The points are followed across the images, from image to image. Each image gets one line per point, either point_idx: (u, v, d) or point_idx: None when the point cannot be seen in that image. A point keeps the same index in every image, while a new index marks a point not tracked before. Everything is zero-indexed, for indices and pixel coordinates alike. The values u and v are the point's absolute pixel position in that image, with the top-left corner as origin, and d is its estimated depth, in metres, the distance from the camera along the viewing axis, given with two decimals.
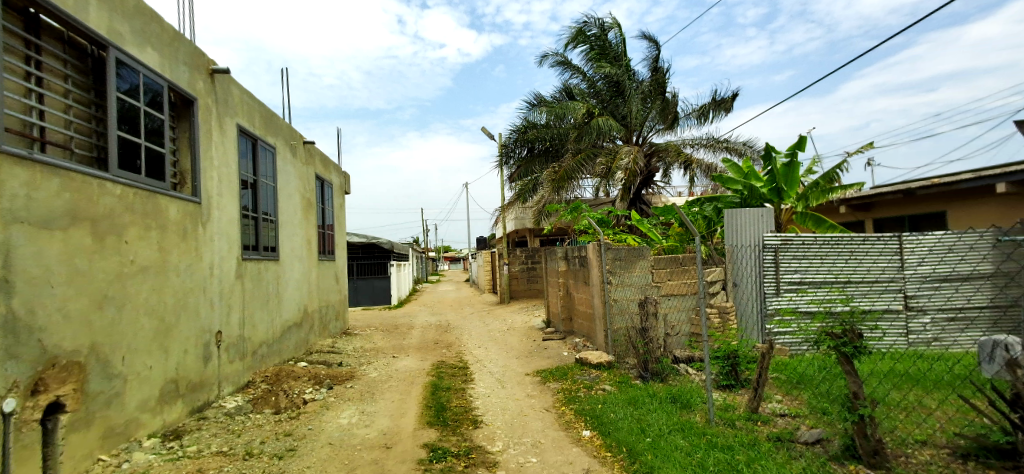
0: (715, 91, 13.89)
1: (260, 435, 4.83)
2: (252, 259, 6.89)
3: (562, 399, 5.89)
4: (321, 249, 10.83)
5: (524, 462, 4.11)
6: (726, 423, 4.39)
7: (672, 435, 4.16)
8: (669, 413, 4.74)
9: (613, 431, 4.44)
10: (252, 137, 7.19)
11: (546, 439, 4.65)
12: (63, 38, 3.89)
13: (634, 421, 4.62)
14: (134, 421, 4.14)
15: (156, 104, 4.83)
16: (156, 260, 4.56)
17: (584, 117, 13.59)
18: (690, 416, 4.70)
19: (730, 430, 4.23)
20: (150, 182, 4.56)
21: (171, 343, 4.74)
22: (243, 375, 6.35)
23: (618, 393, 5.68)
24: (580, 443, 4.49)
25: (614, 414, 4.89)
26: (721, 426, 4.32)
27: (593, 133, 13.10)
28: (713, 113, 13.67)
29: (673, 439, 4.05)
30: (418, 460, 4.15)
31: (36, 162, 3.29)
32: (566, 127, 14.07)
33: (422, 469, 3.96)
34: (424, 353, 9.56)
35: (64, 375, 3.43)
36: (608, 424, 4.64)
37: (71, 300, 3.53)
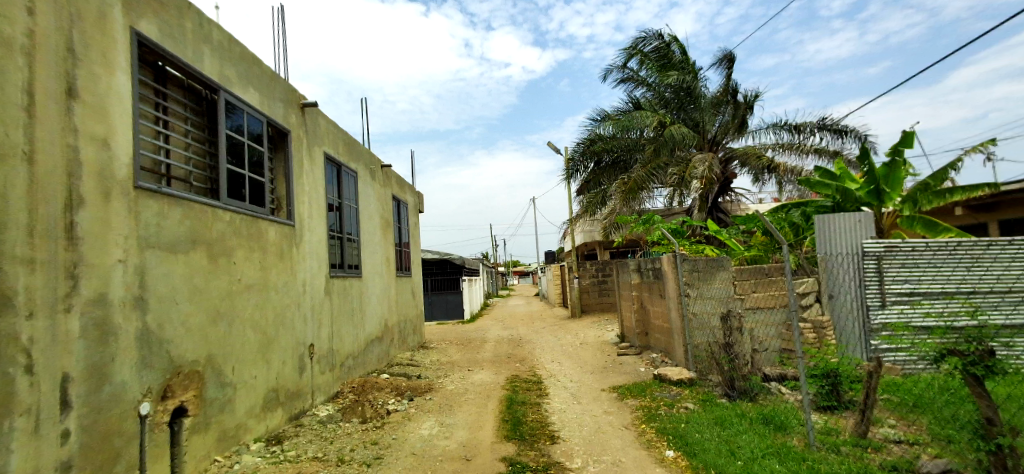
0: (830, 125, 12.84)
1: (350, 443, 5.12)
2: (338, 276, 7.35)
3: (642, 417, 5.79)
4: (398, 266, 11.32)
5: None
6: (831, 449, 4.15)
7: (767, 460, 3.99)
8: (763, 435, 4.54)
9: (700, 453, 4.32)
10: (337, 164, 7.74)
11: (627, 458, 4.60)
12: (183, 85, 4.41)
13: (722, 442, 4.48)
14: (242, 426, 4.54)
15: (259, 139, 5.35)
16: (259, 279, 5.01)
17: (658, 128, 13.50)
18: (787, 439, 4.49)
19: (835, 457, 4.00)
20: (253, 209, 5.05)
21: (272, 354, 5.17)
22: (332, 385, 6.77)
23: (702, 412, 5.51)
24: (664, 464, 4.40)
25: (700, 434, 4.76)
26: (824, 452, 4.09)
27: (668, 143, 13.02)
28: (811, 129, 12.93)
29: (769, 464, 3.89)
30: None
31: (165, 195, 3.75)
32: (643, 140, 13.93)
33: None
34: (499, 366, 9.75)
35: (187, 382, 3.84)
36: (694, 445, 4.51)
37: (192, 316, 3.96)
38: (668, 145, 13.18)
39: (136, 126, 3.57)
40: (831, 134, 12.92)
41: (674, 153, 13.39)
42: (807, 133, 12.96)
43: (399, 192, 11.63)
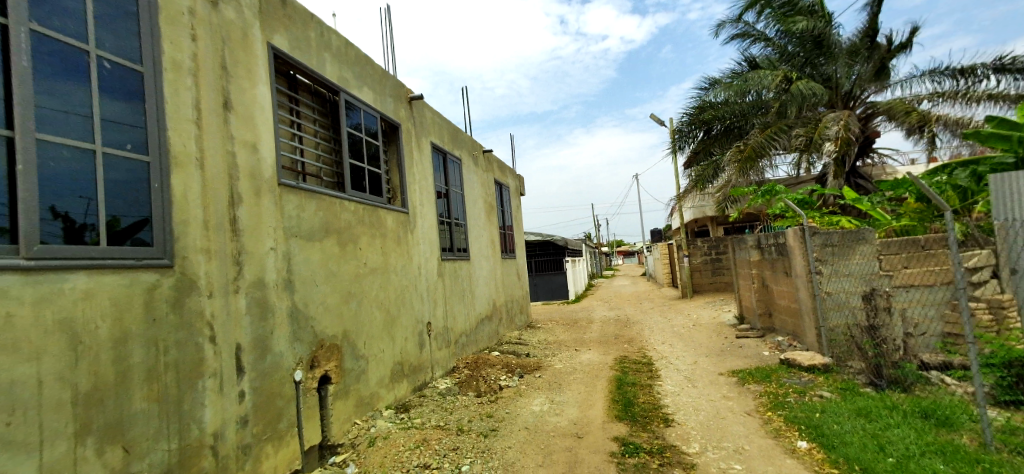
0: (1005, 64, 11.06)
1: (468, 414, 5.49)
2: (449, 259, 7.79)
3: (768, 404, 5.53)
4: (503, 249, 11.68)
5: (727, 468, 4.03)
6: (1014, 450, 3.74)
7: (926, 459, 3.65)
8: (922, 431, 4.16)
9: (841, 447, 4.05)
10: (443, 153, 8.15)
11: (752, 446, 4.45)
12: (310, 90, 4.91)
13: (868, 436, 4.17)
14: (375, 394, 5.05)
15: (374, 134, 5.80)
16: (381, 263, 5.48)
17: (783, 83, 12.49)
18: (954, 437, 4.08)
19: (1018, 460, 3.59)
20: (373, 198, 5.52)
21: (396, 331, 5.66)
22: (449, 360, 7.25)
23: (841, 402, 5.16)
24: (796, 455, 4.18)
25: (839, 426, 4.47)
26: (1003, 454, 3.69)
27: (795, 99, 11.89)
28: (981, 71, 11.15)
29: (930, 463, 3.57)
30: (610, 453, 4.37)
31: (302, 190, 4.23)
32: (767, 99, 13.07)
33: (615, 462, 4.19)
34: (607, 347, 9.77)
35: (329, 354, 4.36)
36: (833, 438, 4.25)
37: (329, 296, 4.46)
38: (797, 100, 12.00)
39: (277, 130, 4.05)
40: (1012, 74, 11.10)
41: (801, 116, 12.56)
42: (975, 77, 11.26)
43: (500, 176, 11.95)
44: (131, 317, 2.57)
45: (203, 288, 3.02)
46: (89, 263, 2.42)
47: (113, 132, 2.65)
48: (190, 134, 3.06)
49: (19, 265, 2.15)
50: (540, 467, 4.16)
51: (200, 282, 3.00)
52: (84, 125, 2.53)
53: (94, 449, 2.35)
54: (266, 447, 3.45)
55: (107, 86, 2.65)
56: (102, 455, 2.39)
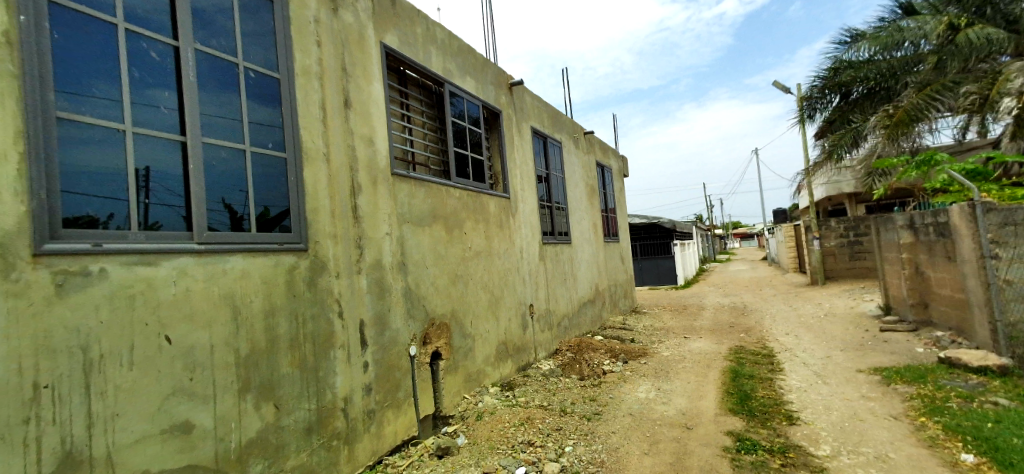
0: None
1: (571, 396, 5.61)
2: (550, 243, 7.90)
3: (920, 408, 4.96)
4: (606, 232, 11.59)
5: None
6: None
7: None
8: None
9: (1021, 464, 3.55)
10: (544, 136, 8.23)
11: (897, 453, 4.05)
12: (418, 83, 5.21)
13: None
14: (481, 371, 5.32)
15: (477, 121, 6.03)
16: (484, 246, 5.72)
17: (945, 36, 11.01)
18: None
19: None
20: (476, 185, 5.75)
21: (500, 311, 5.89)
22: (552, 342, 7.41)
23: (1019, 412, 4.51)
24: (955, 469, 3.74)
25: (1016, 440, 3.91)
26: None
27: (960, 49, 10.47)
28: None
29: None
30: (724, 447, 4.25)
31: (412, 178, 4.53)
32: (920, 54, 11.65)
33: (728, 457, 4.06)
34: (720, 336, 9.37)
35: (439, 331, 4.67)
36: (1006, 452, 3.73)
37: (438, 277, 4.75)
38: (960, 51, 10.67)
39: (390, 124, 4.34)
40: None
41: (974, 70, 10.89)
42: None
43: (602, 158, 11.82)
44: (277, 293, 2.96)
45: (332, 269, 3.38)
46: (245, 247, 2.81)
47: (259, 133, 3.04)
48: (317, 131, 3.42)
49: (193, 248, 2.56)
50: (646, 455, 4.17)
51: (329, 264, 3.36)
52: (236, 127, 2.92)
53: (252, 404, 2.77)
54: (387, 413, 3.80)
55: (252, 92, 3.03)
56: (258, 410, 2.80)
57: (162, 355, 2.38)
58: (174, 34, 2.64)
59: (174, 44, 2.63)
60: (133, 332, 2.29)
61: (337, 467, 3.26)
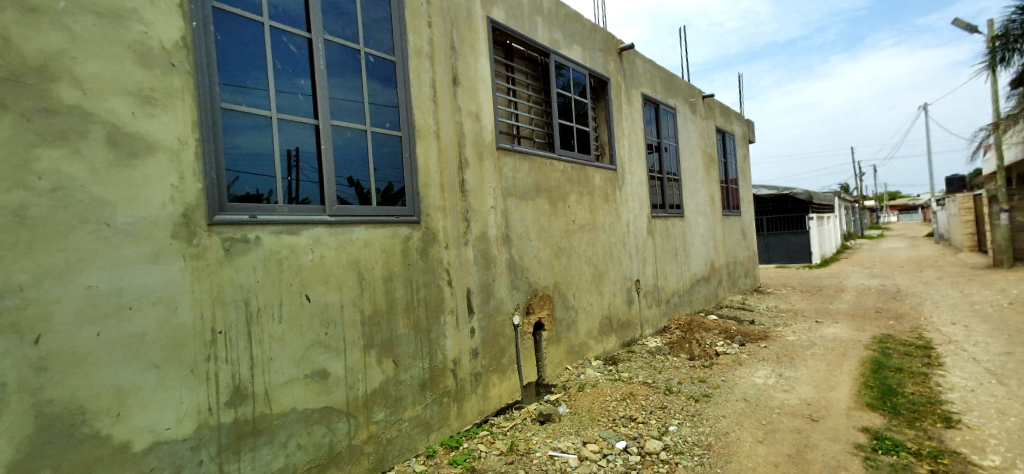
0: None
1: (678, 376, 5.54)
2: (660, 217, 7.67)
3: None
4: (726, 205, 10.95)
5: None
6: None
7: None
8: None
9: None
10: (656, 103, 7.94)
11: None
12: (525, 56, 5.28)
13: None
14: (584, 344, 5.41)
15: (582, 92, 5.97)
16: (588, 220, 5.71)
17: None
18: None
19: None
20: (581, 157, 5.74)
21: (603, 285, 5.88)
22: (660, 320, 7.29)
23: None
24: None
25: None
26: None
27: None
28: None
29: None
30: (856, 444, 3.97)
31: (517, 152, 4.64)
32: None
33: (861, 456, 3.78)
34: (861, 322, 8.55)
35: (542, 302, 4.79)
36: None
37: (542, 250, 4.85)
38: None
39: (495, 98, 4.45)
40: None
41: None
42: None
43: (724, 123, 11.12)
44: (394, 261, 3.25)
45: (442, 240, 3.62)
46: (368, 219, 3.11)
47: (378, 114, 3.30)
48: (428, 109, 3.63)
49: (326, 220, 2.89)
50: (760, 443, 4.03)
51: (439, 235, 3.60)
52: (360, 109, 3.21)
53: (375, 359, 3.10)
54: (492, 377, 4.04)
55: (373, 76, 3.30)
56: (380, 364, 3.13)
57: (304, 312, 2.75)
58: (308, 27, 2.95)
59: (308, 36, 2.94)
60: (281, 290, 2.67)
61: (447, 421, 3.56)
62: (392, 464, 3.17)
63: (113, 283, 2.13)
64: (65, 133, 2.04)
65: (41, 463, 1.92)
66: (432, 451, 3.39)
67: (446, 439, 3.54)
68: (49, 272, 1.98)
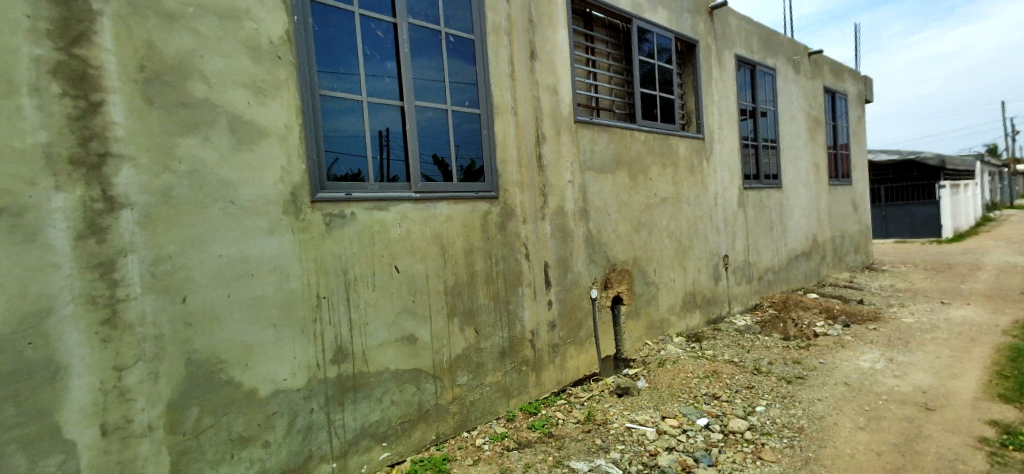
0: None
1: (769, 356, 5.37)
2: (753, 188, 7.18)
3: None
4: (834, 173, 10.06)
5: None
6: None
7: None
8: None
9: None
10: (752, 65, 7.37)
11: None
12: (606, 24, 5.15)
13: None
14: (665, 320, 5.31)
15: (667, 58, 5.69)
16: (672, 193, 5.48)
17: None
18: None
19: None
20: (664, 126, 5.51)
21: (688, 261, 5.67)
22: (751, 297, 6.97)
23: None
24: None
25: None
26: None
27: None
28: None
29: None
30: (981, 438, 3.67)
31: (595, 124, 4.52)
32: None
33: (985, 450, 3.50)
34: (998, 305, 7.67)
35: (621, 277, 4.73)
36: None
37: (621, 224, 4.75)
38: None
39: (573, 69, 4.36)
40: None
41: None
42: None
43: (835, 82, 10.10)
44: (474, 235, 3.40)
45: (519, 214, 3.72)
46: (450, 195, 3.27)
47: (458, 93, 3.42)
48: (506, 85, 3.69)
49: (412, 196, 3.07)
50: (861, 430, 3.85)
51: (517, 210, 3.70)
52: (441, 89, 3.34)
53: (458, 327, 3.30)
54: (569, 348, 4.13)
55: (453, 56, 3.41)
56: (462, 332, 3.32)
57: (394, 281, 2.98)
58: (393, 12, 3.10)
59: (393, 21, 3.10)
60: (374, 261, 2.90)
61: (526, 388, 3.72)
62: (475, 425, 3.39)
63: (238, 252, 2.45)
64: (197, 123, 2.35)
65: (190, 402, 2.29)
66: (513, 415, 3.57)
67: (526, 405, 3.70)
68: (191, 242, 2.31)
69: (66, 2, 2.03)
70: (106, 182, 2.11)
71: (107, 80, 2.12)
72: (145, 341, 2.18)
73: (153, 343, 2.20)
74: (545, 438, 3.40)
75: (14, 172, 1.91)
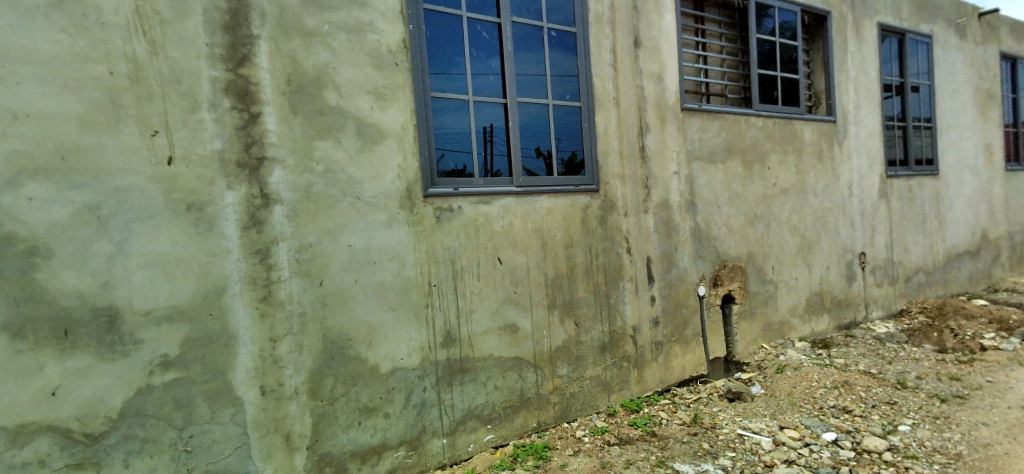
0: None
1: (917, 369, 4.73)
2: (899, 176, 6.30)
3: None
4: (1012, 156, 8.48)
5: None
6: None
7: None
8: None
9: None
10: (901, 33, 6.46)
11: None
12: (718, 2, 4.72)
13: None
14: (786, 323, 4.85)
15: (793, 33, 5.07)
16: (795, 182, 4.93)
17: None
18: None
19: None
20: (787, 110, 4.92)
21: (813, 258, 5.11)
22: (895, 301, 6.15)
23: None
24: None
25: None
26: None
27: None
28: None
29: None
30: None
31: (704, 111, 4.16)
32: None
33: None
34: None
35: (732, 274, 4.35)
36: None
37: (733, 218, 4.36)
38: None
39: (679, 53, 4.05)
40: None
41: None
42: None
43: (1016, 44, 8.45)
44: (574, 228, 3.40)
45: (621, 207, 3.63)
46: (550, 188, 3.30)
47: (559, 86, 3.44)
48: (607, 76, 3.60)
49: (513, 190, 3.15)
50: None
51: (619, 202, 3.62)
52: (543, 83, 3.38)
53: (558, 319, 3.33)
54: (675, 346, 3.94)
55: (556, 50, 3.43)
56: (562, 324, 3.35)
57: (497, 272, 3.09)
58: (497, 12, 3.20)
59: (497, 21, 3.19)
60: (479, 253, 3.03)
61: (627, 384, 3.65)
62: (575, 416, 3.40)
63: (364, 242, 2.70)
64: (332, 125, 2.63)
65: (327, 373, 2.60)
66: (613, 411, 3.52)
67: (627, 401, 3.63)
68: (326, 233, 2.61)
69: (235, 30, 2.41)
70: (263, 181, 2.47)
71: (264, 94, 2.48)
72: (292, 318, 2.52)
73: (298, 319, 2.53)
74: (647, 437, 3.32)
75: (202, 173, 2.33)
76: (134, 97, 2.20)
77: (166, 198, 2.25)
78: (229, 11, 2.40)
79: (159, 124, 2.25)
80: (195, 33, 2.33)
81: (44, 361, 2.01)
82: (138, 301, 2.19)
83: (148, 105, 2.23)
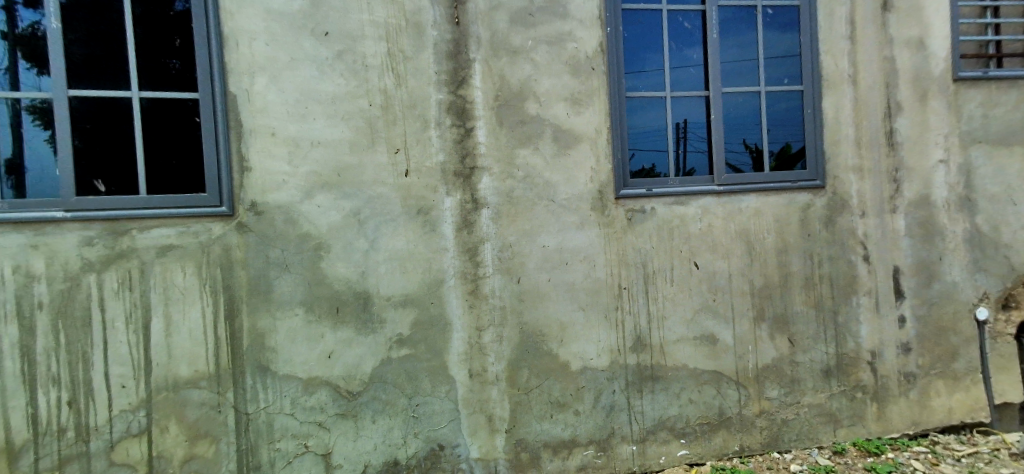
0: None
1: None
2: None
3: None
4: None
5: None
6: None
7: None
8: None
9: None
10: None
11: None
12: None
13: None
14: None
15: None
16: None
17: None
18: None
19: None
20: None
21: None
22: None
23: None
24: None
25: None
26: None
27: None
28: None
29: None
30: None
31: (993, 79, 3.11)
32: None
33: None
34: None
35: None
36: None
37: None
38: None
39: (955, 7, 3.10)
40: None
41: None
42: None
43: None
44: (790, 231, 2.96)
45: (856, 206, 3.03)
46: (759, 186, 2.95)
47: (774, 70, 3.06)
48: (841, 50, 3.03)
49: (714, 190, 2.92)
50: None
51: (852, 201, 3.03)
52: (754, 68, 3.06)
53: (767, 333, 2.95)
54: (936, 382, 3.10)
55: (771, 30, 3.06)
56: (773, 340, 2.95)
57: (693, 277, 2.89)
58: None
59: (701, 8, 3.01)
60: (673, 256, 2.88)
61: (862, 420, 3.04)
62: (789, 447, 2.98)
63: (558, 243, 2.82)
64: (531, 133, 2.82)
65: (523, 363, 2.79)
66: (842, 448, 2.99)
67: (862, 440, 3.03)
68: (525, 234, 2.80)
69: (456, 57, 2.77)
70: (473, 187, 2.78)
71: (477, 109, 2.79)
72: (494, 310, 2.77)
73: (499, 311, 2.77)
74: None
75: (429, 182, 2.74)
76: (384, 121, 2.71)
77: (403, 203, 2.72)
78: (452, 41, 2.77)
79: (400, 143, 2.72)
80: (428, 63, 2.75)
81: (324, 330, 2.63)
82: (383, 288, 2.69)
83: (393, 128, 2.72)
